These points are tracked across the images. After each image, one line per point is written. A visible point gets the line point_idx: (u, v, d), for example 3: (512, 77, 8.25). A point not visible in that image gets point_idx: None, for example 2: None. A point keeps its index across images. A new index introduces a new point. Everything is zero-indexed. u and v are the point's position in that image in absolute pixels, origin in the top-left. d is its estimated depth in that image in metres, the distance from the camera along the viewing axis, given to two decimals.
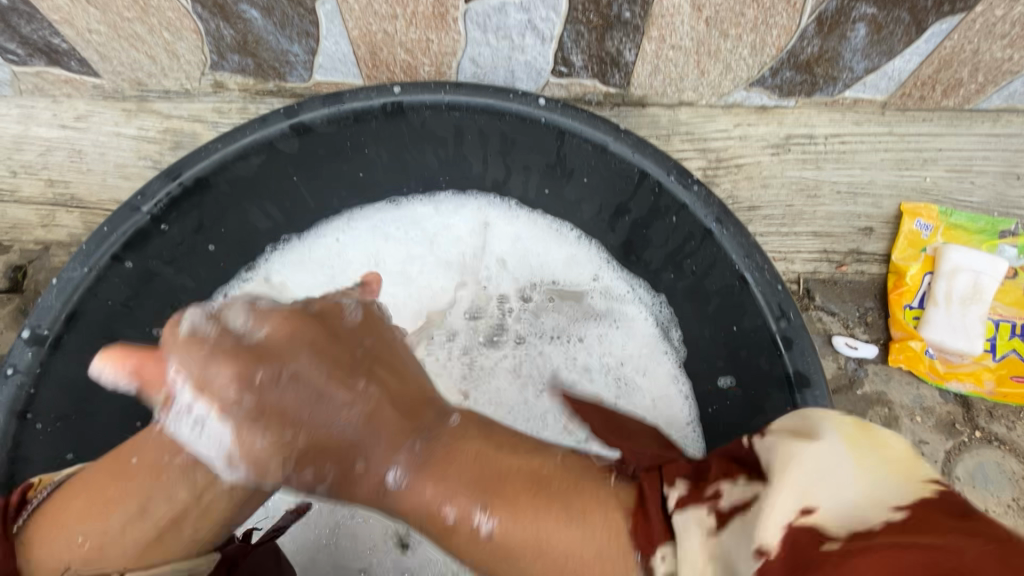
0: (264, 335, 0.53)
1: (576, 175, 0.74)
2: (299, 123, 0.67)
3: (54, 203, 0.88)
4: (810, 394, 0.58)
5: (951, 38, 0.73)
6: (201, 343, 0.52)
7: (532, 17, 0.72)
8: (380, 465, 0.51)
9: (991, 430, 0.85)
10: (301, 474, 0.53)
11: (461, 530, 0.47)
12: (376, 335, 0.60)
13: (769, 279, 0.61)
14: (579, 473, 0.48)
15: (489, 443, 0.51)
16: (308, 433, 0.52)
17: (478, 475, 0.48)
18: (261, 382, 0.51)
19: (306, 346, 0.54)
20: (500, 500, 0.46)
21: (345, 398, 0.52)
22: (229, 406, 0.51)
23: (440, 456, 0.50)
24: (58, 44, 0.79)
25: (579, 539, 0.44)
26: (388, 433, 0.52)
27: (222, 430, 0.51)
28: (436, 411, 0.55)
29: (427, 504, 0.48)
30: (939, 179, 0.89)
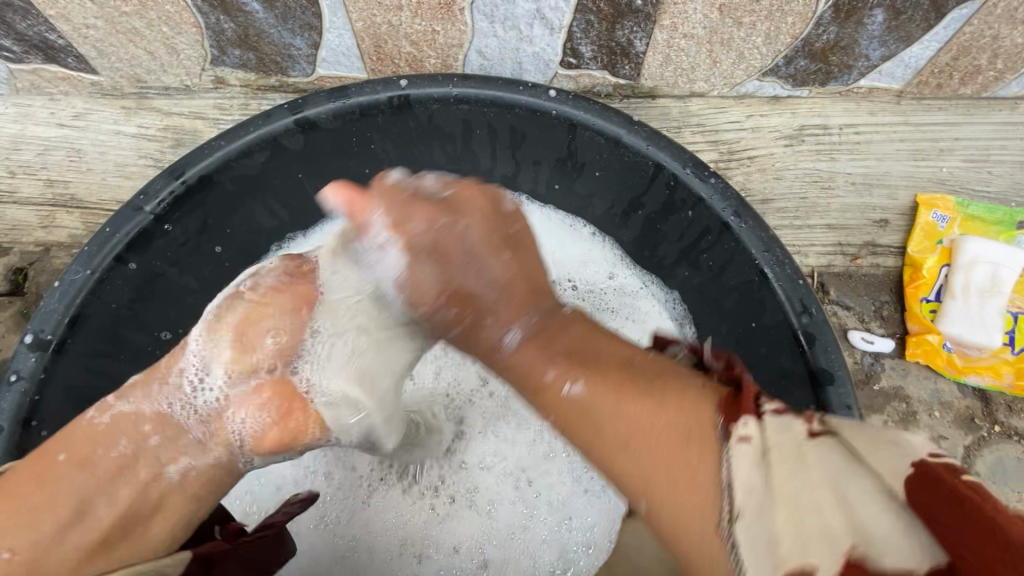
0: (454, 193, 0.55)
1: (587, 168, 0.72)
2: (304, 118, 0.65)
3: (53, 204, 0.86)
4: (834, 391, 0.56)
5: (972, 23, 0.72)
6: (398, 194, 0.53)
7: (541, 6, 0.70)
8: (503, 327, 0.51)
9: (1011, 425, 0.84)
10: (442, 315, 0.54)
11: (602, 384, 0.43)
12: (525, 223, 0.58)
13: (789, 273, 0.60)
14: (666, 367, 0.44)
15: (600, 329, 0.51)
16: (455, 283, 0.53)
17: (576, 349, 0.48)
18: (430, 229, 0.53)
19: (480, 210, 0.55)
20: (596, 370, 0.44)
21: (502, 263, 0.53)
22: (399, 232, 0.53)
23: (554, 327, 0.50)
24: (54, 40, 0.77)
25: (656, 412, 0.39)
26: (518, 298, 0.52)
27: (394, 264, 0.54)
28: (557, 295, 0.55)
29: (535, 347, 0.49)
30: (956, 168, 0.87)
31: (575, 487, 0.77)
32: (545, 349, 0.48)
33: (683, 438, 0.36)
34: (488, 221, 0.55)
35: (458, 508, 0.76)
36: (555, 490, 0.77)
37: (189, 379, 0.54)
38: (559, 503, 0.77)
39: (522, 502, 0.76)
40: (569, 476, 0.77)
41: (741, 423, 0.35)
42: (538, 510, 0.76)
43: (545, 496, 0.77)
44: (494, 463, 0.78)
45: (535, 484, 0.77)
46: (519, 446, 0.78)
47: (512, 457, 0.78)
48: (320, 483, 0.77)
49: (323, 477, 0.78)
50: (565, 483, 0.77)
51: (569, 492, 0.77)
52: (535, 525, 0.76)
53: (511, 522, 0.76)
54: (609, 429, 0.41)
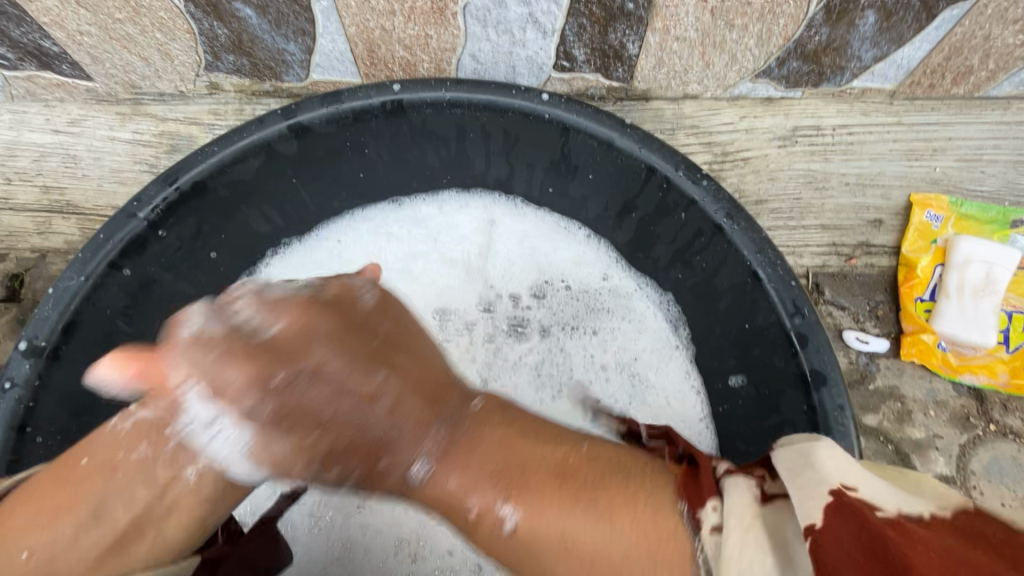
0: (279, 331, 0.52)
1: (581, 171, 0.73)
2: (297, 123, 0.65)
3: (50, 210, 0.87)
4: (828, 392, 0.56)
5: (963, 24, 0.72)
6: (206, 351, 0.51)
7: (533, 10, 0.70)
8: (409, 456, 0.49)
9: (1006, 423, 0.84)
10: (338, 472, 0.52)
11: (533, 501, 0.43)
12: (393, 318, 0.57)
13: (782, 274, 0.60)
14: (609, 460, 0.45)
15: (517, 426, 0.49)
16: (340, 418, 0.51)
17: (501, 463, 0.46)
18: (274, 388, 0.50)
19: (321, 341, 0.51)
20: (524, 490, 0.44)
21: (382, 393, 0.51)
22: (251, 412, 0.50)
23: (466, 438, 0.48)
24: (49, 47, 0.78)
25: (607, 529, 0.41)
26: (421, 417, 0.50)
27: (240, 427, 0.51)
28: (458, 396, 0.53)
29: (445, 487, 0.47)
30: (950, 168, 0.88)
31: None
32: (462, 471, 0.47)
33: (649, 536, 0.40)
34: (341, 336, 0.53)
35: None
36: None
37: (194, 386, 0.53)
38: None
39: None
40: None
41: (708, 511, 0.39)
42: None
43: None
44: None
45: None
46: None
47: None
48: (316, 486, 0.77)
49: None
50: None
51: None
52: None
53: None
54: (559, 560, 0.42)
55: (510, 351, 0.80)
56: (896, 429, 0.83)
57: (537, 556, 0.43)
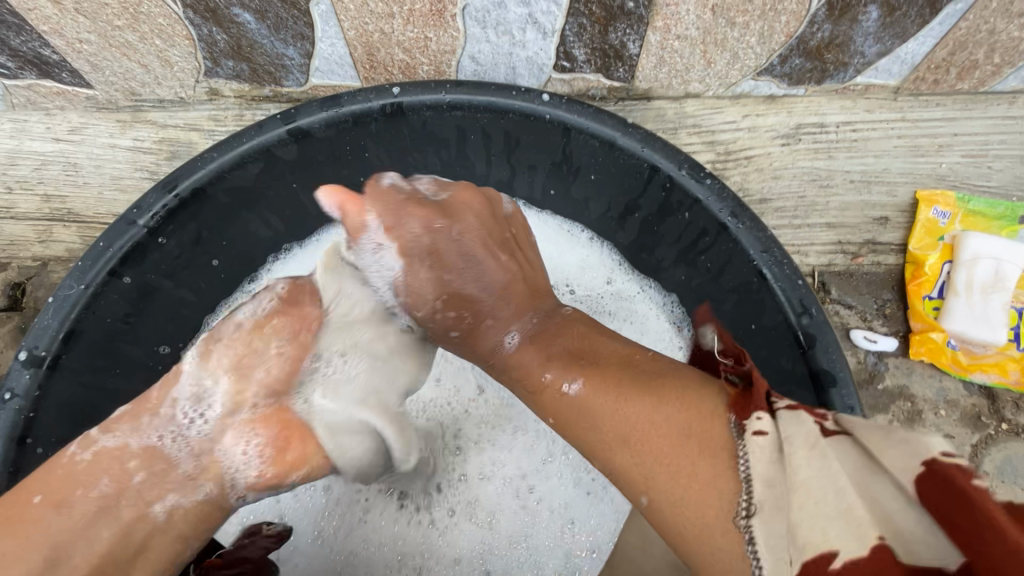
0: (447, 197, 0.64)
1: (582, 172, 0.72)
2: (296, 128, 0.65)
3: (51, 218, 0.86)
4: (837, 393, 0.55)
5: (967, 18, 0.71)
6: (390, 202, 0.62)
7: (532, 11, 0.70)
8: (500, 332, 0.61)
9: (1018, 422, 0.83)
10: (443, 317, 0.63)
11: (605, 375, 0.49)
12: (519, 226, 0.68)
13: (788, 273, 0.59)
14: (692, 376, 0.47)
15: (595, 330, 0.57)
16: (454, 287, 0.62)
17: (574, 348, 0.54)
18: (414, 251, 0.62)
19: (473, 215, 0.64)
20: (592, 369, 0.50)
21: (495, 271, 0.63)
22: (405, 258, 0.62)
23: (554, 329, 0.58)
24: (48, 55, 0.78)
25: (658, 410, 0.43)
26: (514, 309, 0.61)
27: (394, 264, 0.63)
28: (553, 299, 0.64)
29: (530, 364, 0.56)
30: (957, 164, 0.87)
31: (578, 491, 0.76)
32: (552, 356, 0.54)
33: (687, 442, 0.41)
34: (475, 210, 0.65)
35: (459, 520, 0.75)
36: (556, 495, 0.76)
37: (185, 411, 0.55)
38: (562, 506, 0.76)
39: (524, 509, 0.75)
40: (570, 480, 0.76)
41: (751, 420, 0.39)
42: (540, 515, 0.75)
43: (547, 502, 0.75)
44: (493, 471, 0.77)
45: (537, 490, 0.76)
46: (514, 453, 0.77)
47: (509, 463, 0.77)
48: (319, 496, 0.77)
49: (322, 491, 0.77)
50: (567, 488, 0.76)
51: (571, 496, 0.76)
52: (536, 532, 0.75)
53: (513, 530, 0.75)
54: (594, 411, 0.47)
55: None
56: (906, 429, 0.82)
57: (596, 416, 0.47)
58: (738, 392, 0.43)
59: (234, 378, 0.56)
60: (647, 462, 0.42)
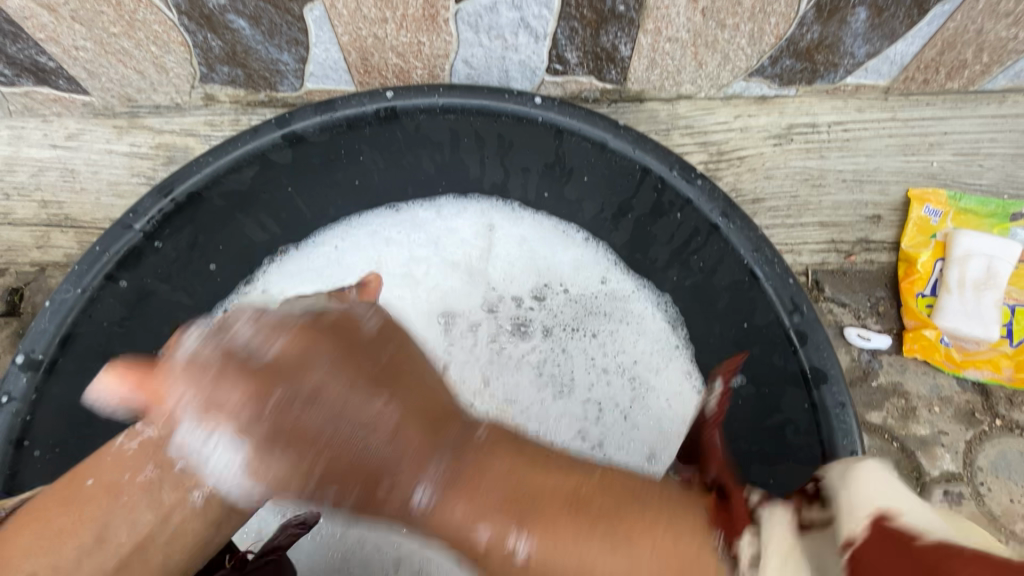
0: (279, 349, 0.48)
1: (576, 174, 0.72)
2: (291, 132, 0.66)
3: (48, 224, 0.87)
4: (828, 390, 0.56)
5: (955, 19, 0.72)
6: (211, 365, 0.47)
7: (524, 15, 0.71)
8: (411, 483, 0.44)
9: (1012, 418, 0.83)
10: (321, 494, 0.46)
11: (545, 512, 0.40)
12: (399, 340, 0.53)
13: (779, 272, 0.60)
14: (624, 492, 0.41)
15: (524, 451, 0.45)
16: (330, 449, 0.45)
17: (512, 490, 0.42)
18: (274, 404, 0.46)
19: (328, 352, 0.48)
20: (539, 520, 0.40)
21: (381, 408, 0.46)
22: (247, 425, 0.45)
23: (472, 467, 0.44)
24: (44, 63, 0.78)
25: (632, 564, 0.37)
26: (423, 436, 0.46)
27: (235, 448, 0.47)
28: (460, 419, 0.48)
29: (448, 541, 0.43)
30: (947, 162, 0.87)
31: None
32: (455, 481, 0.43)
33: (679, 567, 0.37)
34: (343, 329, 0.51)
35: None
36: None
37: None
38: None
39: None
40: None
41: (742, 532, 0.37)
42: None
43: None
44: None
45: None
46: None
47: None
48: None
49: None
50: None
51: None
52: None
53: None
54: (552, 568, 0.39)
55: (512, 352, 0.80)
56: (901, 426, 0.82)
57: (557, 566, 0.39)
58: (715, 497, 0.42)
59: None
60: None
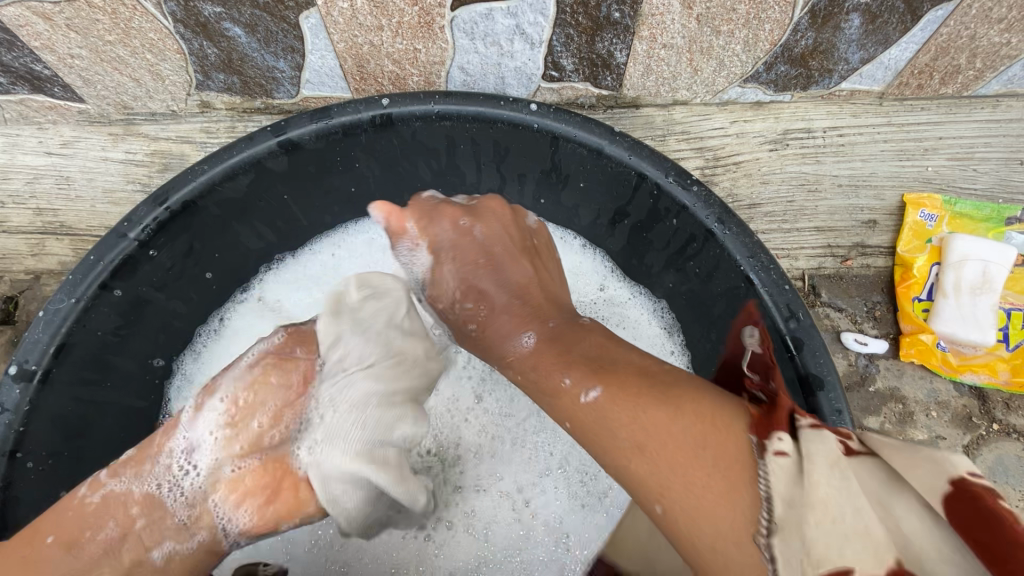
0: (479, 214, 0.69)
1: (572, 180, 0.72)
2: (287, 140, 0.65)
3: (43, 232, 0.86)
4: (825, 397, 0.56)
5: (948, 25, 0.72)
6: (429, 206, 0.70)
7: (520, 22, 0.71)
8: (522, 333, 0.59)
9: (1009, 422, 0.83)
10: (460, 315, 0.66)
11: (626, 376, 0.48)
12: (544, 238, 0.73)
13: (775, 278, 0.60)
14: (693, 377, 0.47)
15: (616, 342, 0.54)
16: (472, 285, 0.66)
17: (598, 360, 0.51)
18: (445, 266, 0.68)
19: (498, 219, 0.69)
20: (614, 378, 0.48)
21: (518, 270, 0.66)
22: (434, 271, 0.68)
23: (569, 339, 0.55)
24: (40, 71, 0.79)
25: (677, 417, 0.42)
26: (527, 308, 0.62)
27: (427, 263, 0.68)
28: (566, 311, 0.63)
29: (540, 385, 0.53)
30: (942, 167, 0.88)
31: (572, 504, 0.74)
32: (553, 344, 0.55)
33: (717, 443, 0.39)
34: (509, 219, 0.70)
35: (456, 533, 0.73)
36: (550, 509, 0.74)
37: (180, 461, 0.57)
38: (556, 522, 0.74)
39: (519, 522, 0.74)
40: (564, 493, 0.74)
41: (773, 439, 0.38)
42: (535, 530, 0.73)
43: (542, 516, 0.74)
44: (490, 483, 0.75)
45: (532, 504, 0.74)
46: (514, 462, 0.76)
47: (508, 473, 0.75)
48: None
49: None
50: (562, 500, 0.74)
51: (564, 510, 0.74)
52: (530, 544, 0.73)
53: (508, 544, 0.73)
54: (614, 412, 0.45)
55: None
56: (898, 431, 0.82)
57: (614, 416, 0.45)
58: (760, 411, 0.41)
59: (227, 431, 0.57)
60: (657, 466, 0.41)
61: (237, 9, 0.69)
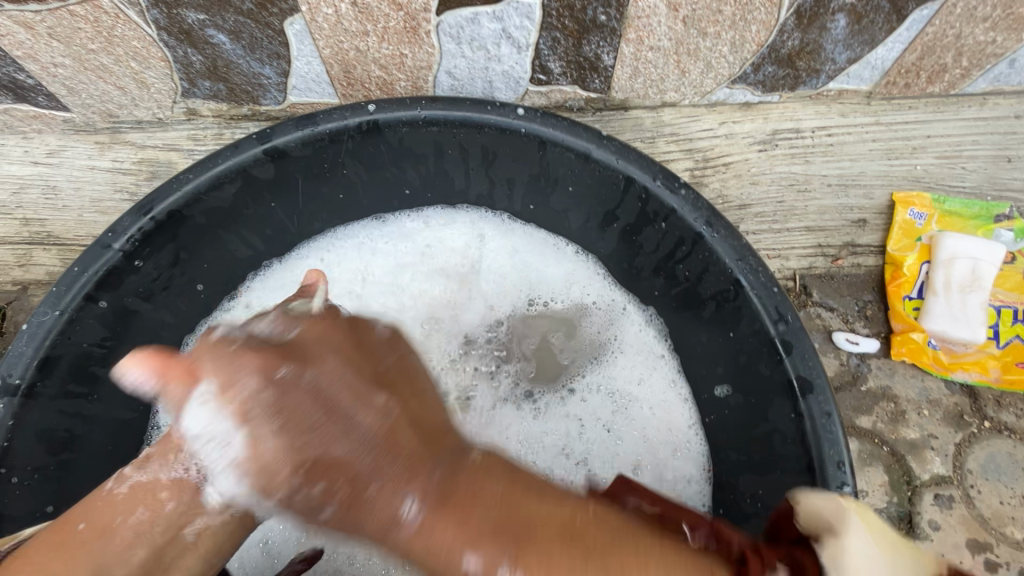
0: (297, 334, 0.48)
1: (560, 184, 0.72)
2: (273, 147, 0.65)
3: (30, 242, 0.85)
4: (814, 399, 0.56)
5: (933, 23, 0.73)
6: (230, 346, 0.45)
7: (506, 26, 0.71)
8: (396, 493, 0.40)
9: (1000, 420, 0.83)
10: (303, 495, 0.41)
11: (515, 537, 0.37)
12: (395, 358, 0.50)
13: (763, 281, 0.60)
14: (621, 525, 0.39)
15: (519, 476, 0.42)
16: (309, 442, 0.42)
17: (504, 510, 0.38)
18: (280, 378, 0.43)
19: (333, 356, 0.46)
20: (531, 552, 0.37)
21: (378, 406, 0.44)
22: (271, 464, 0.41)
23: (458, 512, 0.39)
24: (23, 80, 0.78)
25: None
26: (400, 465, 0.41)
27: (231, 439, 0.43)
28: (451, 440, 0.45)
29: (434, 563, 0.39)
30: (931, 165, 0.88)
31: None
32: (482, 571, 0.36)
33: None
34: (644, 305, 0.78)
35: None
36: None
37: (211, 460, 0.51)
38: None
39: None
40: None
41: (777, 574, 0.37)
42: None
43: None
44: None
45: None
46: None
47: None
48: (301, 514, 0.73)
49: None
50: None
51: None
52: None
53: None
54: None
55: (502, 375, 0.79)
56: (891, 430, 0.82)
57: None
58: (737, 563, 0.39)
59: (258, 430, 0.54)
60: None
61: (221, 16, 0.68)
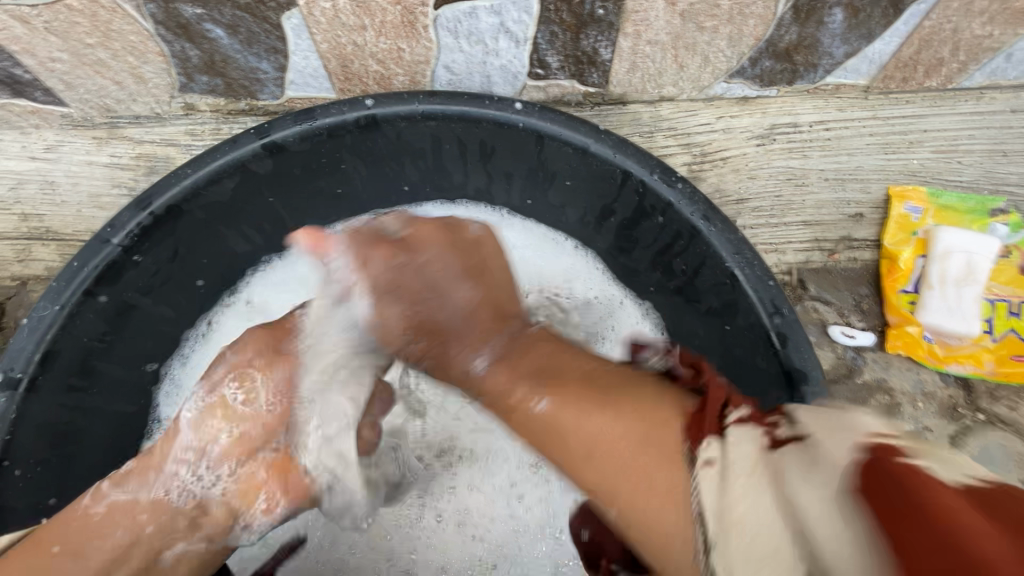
0: (411, 231, 0.61)
1: (558, 178, 0.73)
2: (271, 142, 0.65)
3: (29, 237, 0.85)
4: (809, 391, 0.56)
5: (930, 17, 0.73)
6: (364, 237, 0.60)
7: (504, 20, 0.71)
8: (471, 354, 0.55)
9: (994, 412, 0.84)
10: (410, 349, 0.59)
11: (577, 373, 0.49)
12: (489, 244, 0.63)
13: (759, 274, 0.60)
14: (626, 378, 0.47)
15: (563, 345, 0.55)
16: (421, 320, 0.58)
17: (543, 367, 0.51)
18: (394, 264, 0.59)
19: (435, 243, 0.60)
20: (562, 385, 0.47)
21: (465, 293, 0.58)
22: (371, 280, 0.59)
23: (522, 348, 0.54)
24: (21, 75, 0.78)
25: (620, 427, 0.41)
26: (486, 327, 0.57)
27: (365, 304, 0.60)
28: (521, 318, 0.59)
29: (493, 397, 0.52)
30: (927, 159, 0.89)
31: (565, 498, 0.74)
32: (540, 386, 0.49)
33: (647, 443, 0.39)
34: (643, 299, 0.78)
35: (446, 526, 0.74)
36: (542, 504, 0.74)
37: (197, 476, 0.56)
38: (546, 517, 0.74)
39: (511, 516, 0.74)
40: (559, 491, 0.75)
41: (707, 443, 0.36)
42: (526, 523, 0.74)
43: (535, 511, 0.74)
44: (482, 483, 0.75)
45: (526, 498, 0.74)
46: (500, 468, 0.76)
47: (494, 478, 0.75)
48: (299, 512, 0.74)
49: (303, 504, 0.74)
50: (555, 496, 0.74)
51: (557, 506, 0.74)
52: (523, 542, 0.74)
53: (500, 539, 0.74)
54: (560, 418, 0.44)
55: None
56: None
57: (557, 422, 0.45)
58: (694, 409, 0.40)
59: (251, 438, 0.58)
60: (610, 469, 0.40)
61: (219, 10, 0.68)
